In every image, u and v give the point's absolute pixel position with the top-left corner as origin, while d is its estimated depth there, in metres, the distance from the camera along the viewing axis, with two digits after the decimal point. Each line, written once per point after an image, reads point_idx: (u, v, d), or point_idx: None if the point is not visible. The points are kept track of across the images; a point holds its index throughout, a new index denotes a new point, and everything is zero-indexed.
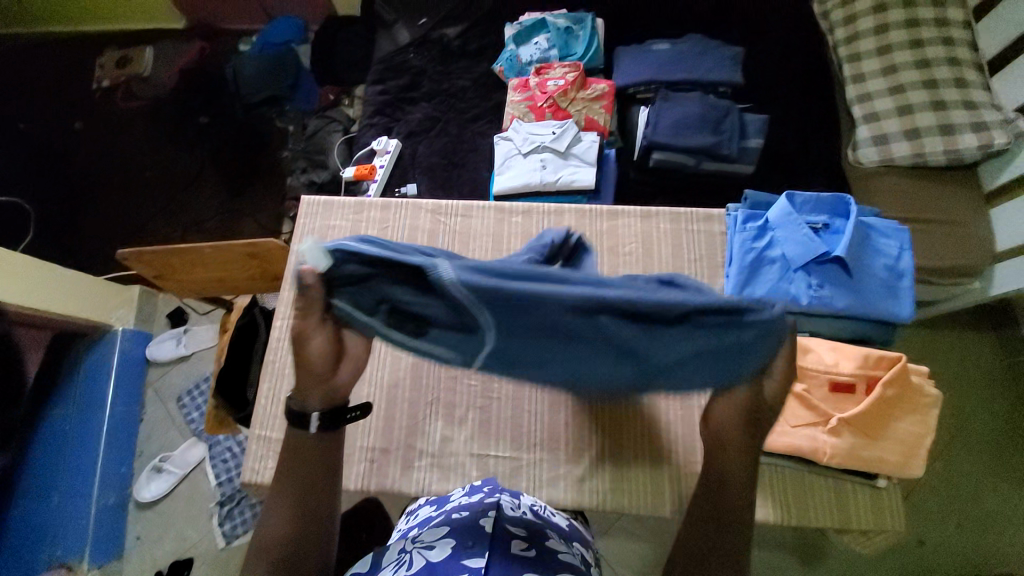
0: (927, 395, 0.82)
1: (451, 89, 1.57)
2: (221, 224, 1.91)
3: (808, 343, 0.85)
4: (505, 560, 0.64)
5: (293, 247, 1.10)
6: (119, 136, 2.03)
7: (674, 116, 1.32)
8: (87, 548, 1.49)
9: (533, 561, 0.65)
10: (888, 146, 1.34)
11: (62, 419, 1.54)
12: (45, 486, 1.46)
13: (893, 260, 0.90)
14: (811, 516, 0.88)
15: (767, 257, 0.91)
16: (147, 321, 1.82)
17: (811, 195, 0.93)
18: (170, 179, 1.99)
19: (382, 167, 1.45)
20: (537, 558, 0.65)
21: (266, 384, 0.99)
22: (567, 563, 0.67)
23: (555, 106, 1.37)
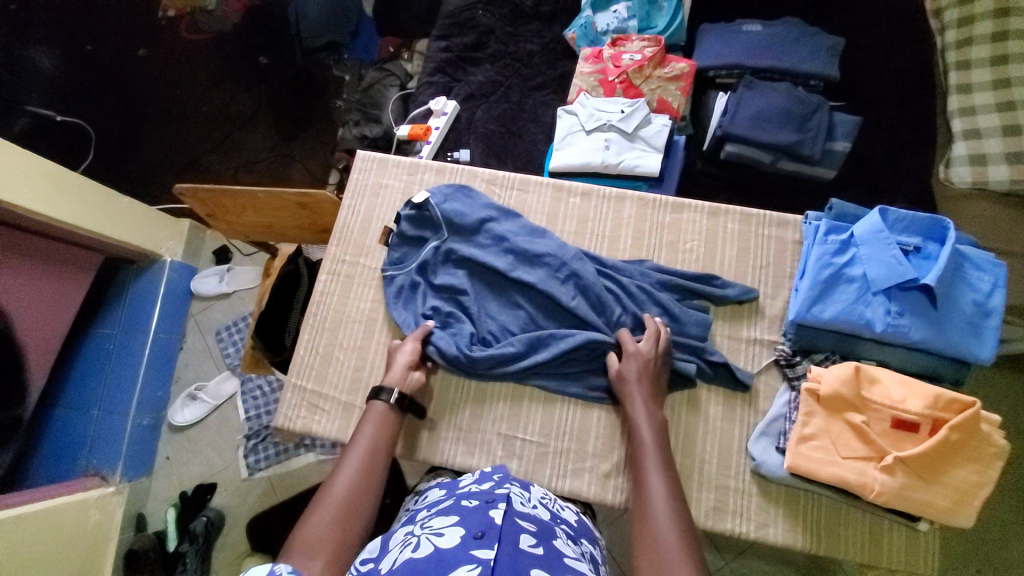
0: (993, 446, 0.75)
1: (517, 53, 1.49)
2: (272, 167, 1.94)
3: (875, 373, 0.79)
4: (513, 552, 0.62)
5: (346, 201, 1.09)
6: (182, 67, 2.05)
7: (756, 107, 1.22)
8: (121, 463, 1.60)
9: (541, 559, 0.62)
10: (985, 168, 1.19)
11: (107, 338, 1.67)
12: (85, 401, 1.63)
13: (984, 297, 0.81)
14: (840, 548, 0.84)
15: (845, 274, 0.84)
16: (194, 254, 1.88)
17: (907, 213, 0.84)
18: (227, 116, 2.00)
19: (437, 128, 1.41)
20: (547, 557, 0.63)
21: (306, 335, 1.00)
22: (574, 566, 0.64)
23: (627, 82, 1.29)
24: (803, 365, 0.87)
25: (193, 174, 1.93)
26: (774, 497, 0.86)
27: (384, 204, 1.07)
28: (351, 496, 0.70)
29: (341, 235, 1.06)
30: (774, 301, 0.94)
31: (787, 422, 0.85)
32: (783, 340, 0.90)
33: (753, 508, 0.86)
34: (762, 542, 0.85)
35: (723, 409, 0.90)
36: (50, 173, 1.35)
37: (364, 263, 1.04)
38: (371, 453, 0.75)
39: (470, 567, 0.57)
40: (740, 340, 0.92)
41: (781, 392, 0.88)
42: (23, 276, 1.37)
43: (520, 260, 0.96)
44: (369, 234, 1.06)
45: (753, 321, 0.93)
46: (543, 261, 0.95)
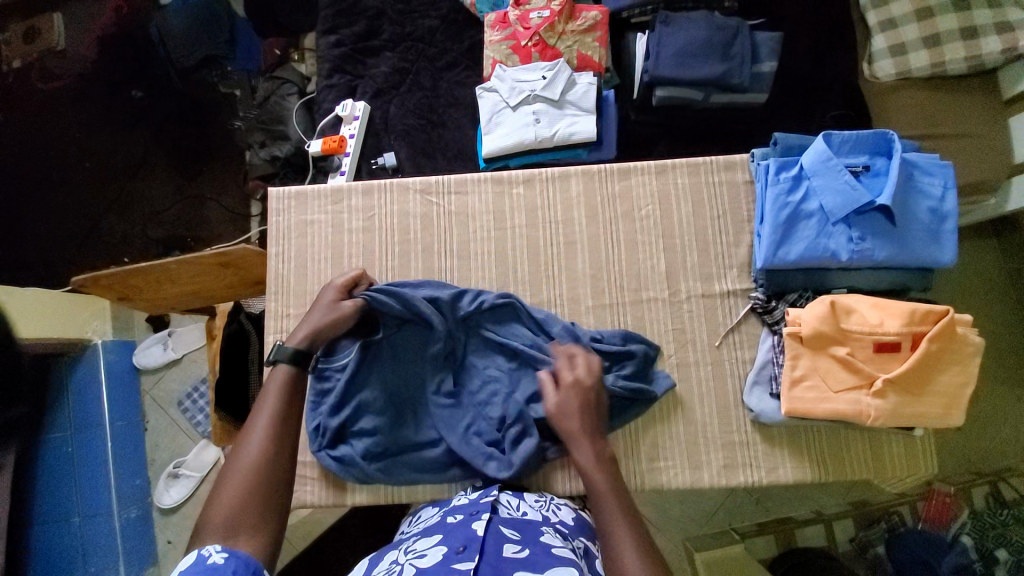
0: (970, 345, 0.77)
1: (417, 32, 1.35)
2: (184, 213, 1.76)
3: (850, 302, 0.79)
4: (495, 560, 0.64)
5: (272, 250, 0.98)
6: (46, 124, 1.78)
7: (678, 43, 1.16)
8: (121, 563, 1.51)
9: (524, 560, 0.64)
10: (906, 56, 1.21)
11: (65, 442, 1.49)
12: (63, 510, 1.47)
13: (937, 202, 0.81)
14: (847, 470, 0.87)
15: (803, 210, 0.82)
16: (127, 328, 1.71)
17: (850, 133, 0.82)
18: (116, 169, 1.78)
19: (351, 136, 1.28)
20: (531, 557, 0.65)
21: None
22: (561, 557, 0.66)
23: (541, 44, 1.20)
24: (779, 309, 0.86)
25: (98, 242, 1.73)
26: (777, 439, 0.88)
27: (315, 244, 0.97)
28: (262, 456, 0.63)
29: (278, 289, 0.96)
30: (738, 248, 0.92)
31: (776, 366, 0.85)
32: (756, 287, 0.89)
33: (761, 455, 0.87)
34: (776, 484, 0.87)
35: (713, 369, 0.89)
36: None
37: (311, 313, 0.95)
38: (278, 408, 0.68)
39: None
40: (715, 296, 0.91)
41: (764, 337, 0.88)
42: None
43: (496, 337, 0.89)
44: (308, 279, 0.96)
45: (722, 274, 0.92)
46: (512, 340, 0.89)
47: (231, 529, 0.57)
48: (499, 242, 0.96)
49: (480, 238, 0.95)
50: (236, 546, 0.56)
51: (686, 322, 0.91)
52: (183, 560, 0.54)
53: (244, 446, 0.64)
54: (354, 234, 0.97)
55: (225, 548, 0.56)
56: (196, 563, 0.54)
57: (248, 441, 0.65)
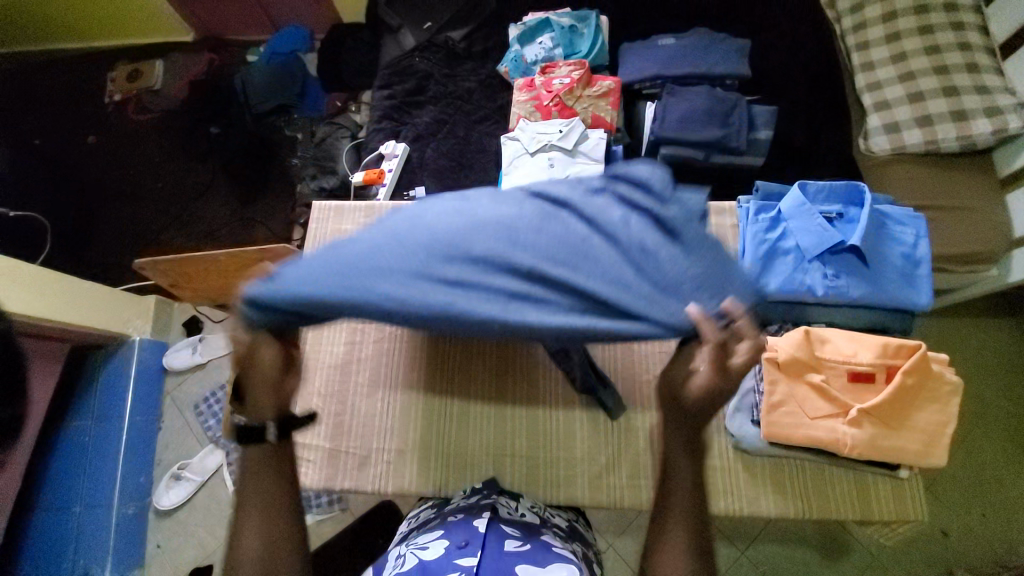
0: (948, 383, 0.80)
1: (458, 92, 1.58)
2: (233, 231, 1.96)
3: (825, 333, 0.84)
4: (498, 556, 0.67)
5: (306, 251, 1.11)
6: (133, 148, 2.08)
7: (681, 110, 1.31)
8: (110, 558, 1.53)
9: (526, 555, 0.68)
10: (899, 134, 1.32)
11: (84, 430, 1.60)
12: (65, 499, 1.53)
13: (909, 248, 0.88)
14: (831, 508, 0.87)
15: (781, 248, 0.90)
16: (163, 330, 1.85)
17: (825, 183, 0.92)
18: (183, 190, 2.03)
19: (390, 170, 1.46)
20: (532, 552, 0.68)
21: (282, 388, 1.00)
22: (560, 556, 0.70)
23: (561, 104, 1.38)
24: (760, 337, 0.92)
25: (154, 250, 1.93)
26: (759, 470, 0.88)
27: None
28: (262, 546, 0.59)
29: None
30: None
31: (757, 394, 0.89)
32: None
33: (742, 483, 0.88)
34: (757, 516, 0.87)
35: None
36: (10, 269, 1.34)
37: None
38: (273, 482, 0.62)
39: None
40: None
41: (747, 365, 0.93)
42: None
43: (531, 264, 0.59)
44: None
45: None
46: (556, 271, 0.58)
47: None
48: None
49: None
50: None
51: (672, 346, 0.97)
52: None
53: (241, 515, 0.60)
54: None
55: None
56: None
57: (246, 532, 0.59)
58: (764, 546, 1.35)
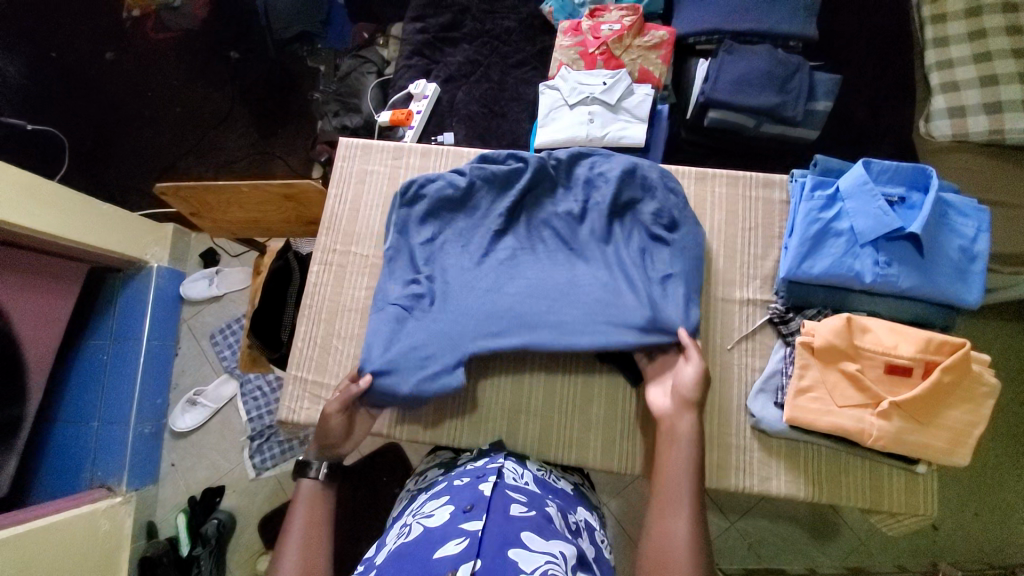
0: (985, 385, 0.77)
1: (495, 31, 1.47)
2: (253, 165, 1.92)
3: (867, 322, 0.80)
4: (502, 519, 0.67)
5: (331, 190, 1.07)
6: (151, 68, 2.00)
7: (737, 71, 1.21)
8: (125, 473, 1.60)
9: (532, 523, 0.68)
10: (964, 120, 1.22)
11: (101, 349, 1.64)
12: (84, 414, 1.60)
13: (968, 242, 0.83)
14: (842, 496, 0.87)
15: (832, 229, 0.85)
16: (181, 259, 1.86)
17: (890, 163, 0.85)
18: (202, 117, 1.97)
19: (418, 112, 1.39)
20: (535, 520, 0.69)
21: (303, 327, 1.00)
22: (562, 531, 0.69)
23: (607, 54, 1.28)
24: (796, 321, 0.89)
25: (173, 177, 1.90)
26: (774, 452, 0.88)
27: (370, 191, 1.06)
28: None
29: (329, 225, 1.05)
30: (765, 261, 0.96)
31: (784, 377, 0.87)
32: (776, 299, 0.92)
33: (756, 463, 0.88)
34: (766, 495, 0.87)
35: (721, 371, 0.91)
36: (27, 184, 1.31)
37: (355, 251, 1.03)
38: (312, 520, 0.74)
39: (459, 541, 0.62)
40: (735, 302, 0.94)
41: (777, 348, 0.90)
42: (24, 287, 1.38)
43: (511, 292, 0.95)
44: (358, 222, 1.05)
45: (745, 282, 0.95)
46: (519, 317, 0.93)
47: None
48: None
49: None
50: None
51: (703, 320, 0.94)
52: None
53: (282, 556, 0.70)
54: None
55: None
56: None
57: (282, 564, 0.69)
58: (754, 520, 1.39)
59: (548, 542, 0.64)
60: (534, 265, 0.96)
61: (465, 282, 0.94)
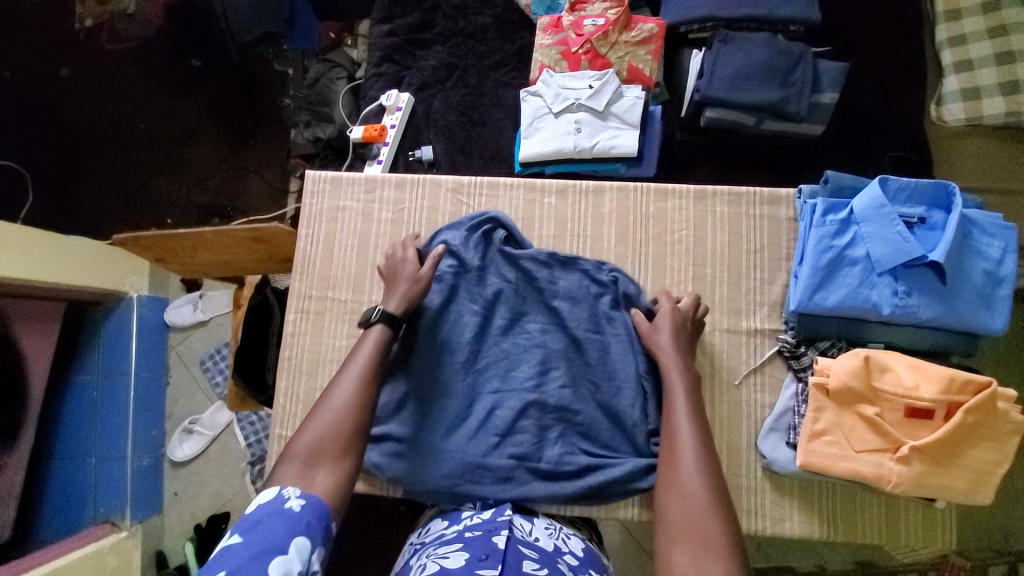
0: (1010, 422, 0.71)
1: (470, 29, 1.35)
2: (227, 182, 1.82)
3: (886, 360, 0.74)
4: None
5: (301, 231, 0.99)
6: (111, 84, 1.87)
7: (735, 64, 1.11)
8: (128, 506, 1.53)
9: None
10: (980, 101, 1.12)
11: (89, 386, 1.55)
12: (80, 450, 1.52)
13: (994, 264, 0.76)
14: (857, 532, 0.82)
15: (847, 256, 0.78)
16: (161, 285, 1.73)
17: (910, 181, 0.78)
18: (168, 133, 1.85)
19: (392, 127, 1.28)
20: None
21: (283, 383, 0.94)
22: None
23: (592, 52, 1.19)
24: (808, 356, 0.82)
25: (146, 200, 1.81)
26: (787, 491, 0.83)
27: (343, 229, 0.98)
28: (352, 400, 0.69)
29: (302, 269, 0.97)
30: (772, 286, 0.89)
31: (796, 415, 0.81)
32: (786, 330, 0.86)
33: (767, 504, 0.83)
34: (780, 536, 0.83)
35: (728, 409, 0.86)
36: None
37: (331, 298, 0.96)
38: (371, 361, 0.72)
39: None
40: (741, 333, 0.87)
41: (788, 383, 0.84)
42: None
43: (490, 378, 0.85)
44: (332, 264, 0.97)
45: (751, 311, 0.88)
46: (502, 406, 0.84)
47: (311, 472, 0.62)
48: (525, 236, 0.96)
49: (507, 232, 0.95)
50: (309, 494, 0.59)
51: (707, 355, 0.88)
52: (264, 495, 0.58)
53: (336, 390, 0.70)
54: (382, 225, 0.98)
55: (301, 493, 0.59)
56: (274, 501, 0.58)
57: (333, 398, 0.69)
58: None
59: None
60: (524, 366, 0.85)
61: (448, 383, 0.85)
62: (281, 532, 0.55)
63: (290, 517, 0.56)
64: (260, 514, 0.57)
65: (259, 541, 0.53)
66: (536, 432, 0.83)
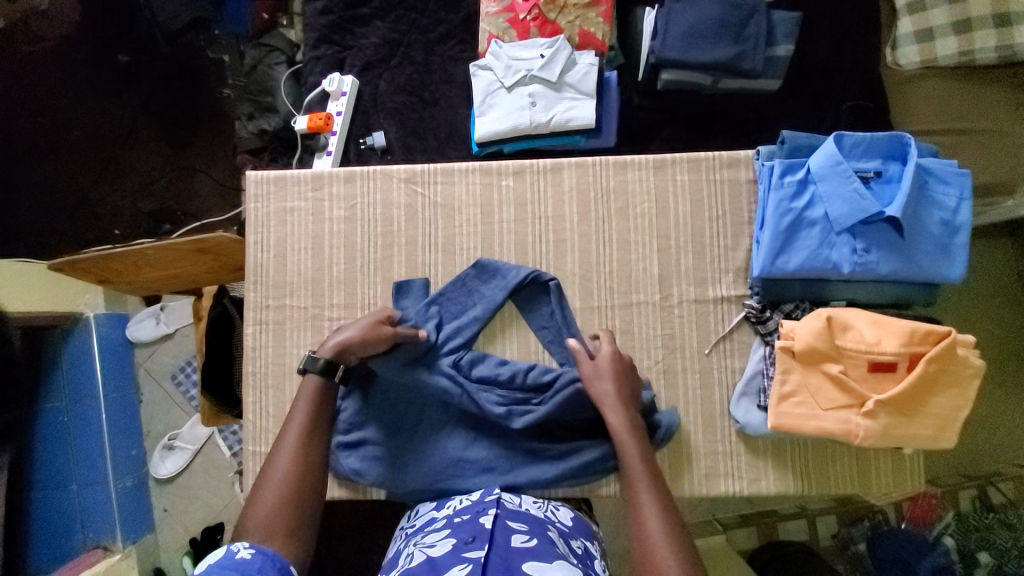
0: (970, 366, 0.74)
1: (410, 0, 1.26)
2: (173, 185, 1.72)
3: (848, 318, 0.75)
4: (505, 552, 0.64)
5: (250, 237, 0.95)
6: (30, 89, 1.71)
7: (687, 21, 1.06)
8: (118, 527, 1.51)
9: (533, 552, 0.65)
10: (933, 44, 1.10)
11: (60, 412, 1.46)
12: (60, 478, 1.44)
13: (950, 213, 0.76)
14: (830, 483, 0.86)
15: (806, 218, 0.78)
16: (119, 300, 1.66)
17: (864, 135, 0.78)
18: (102, 138, 1.72)
19: (338, 114, 1.21)
20: (539, 549, 0.65)
21: (250, 398, 0.91)
22: (566, 557, 0.65)
23: (541, 18, 1.12)
24: (773, 319, 0.83)
25: (88, 212, 1.70)
26: (761, 451, 0.86)
27: (294, 232, 0.94)
28: (293, 467, 0.68)
29: (256, 278, 0.93)
30: (736, 252, 0.88)
31: (765, 378, 0.83)
32: (751, 295, 0.86)
33: (743, 466, 0.86)
34: (757, 495, 0.86)
35: (700, 378, 0.86)
36: None
37: (290, 305, 0.92)
38: (309, 420, 0.71)
39: (462, 567, 0.61)
40: (709, 302, 0.87)
41: (755, 347, 0.85)
42: None
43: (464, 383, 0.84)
44: (287, 270, 0.93)
45: (717, 279, 0.88)
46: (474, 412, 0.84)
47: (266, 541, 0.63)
48: (485, 220, 0.93)
49: (467, 219, 0.92)
50: (261, 546, 0.61)
51: (677, 328, 0.88)
52: (212, 555, 0.58)
53: (275, 460, 0.69)
54: (335, 224, 0.94)
55: (252, 545, 0.60)
56: (224, 558, 0.58)
57: (268, 473, 0.68)
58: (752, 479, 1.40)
59: (550, 568, 0.61)
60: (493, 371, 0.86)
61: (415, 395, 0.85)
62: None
63: (242, 566, 0.57)
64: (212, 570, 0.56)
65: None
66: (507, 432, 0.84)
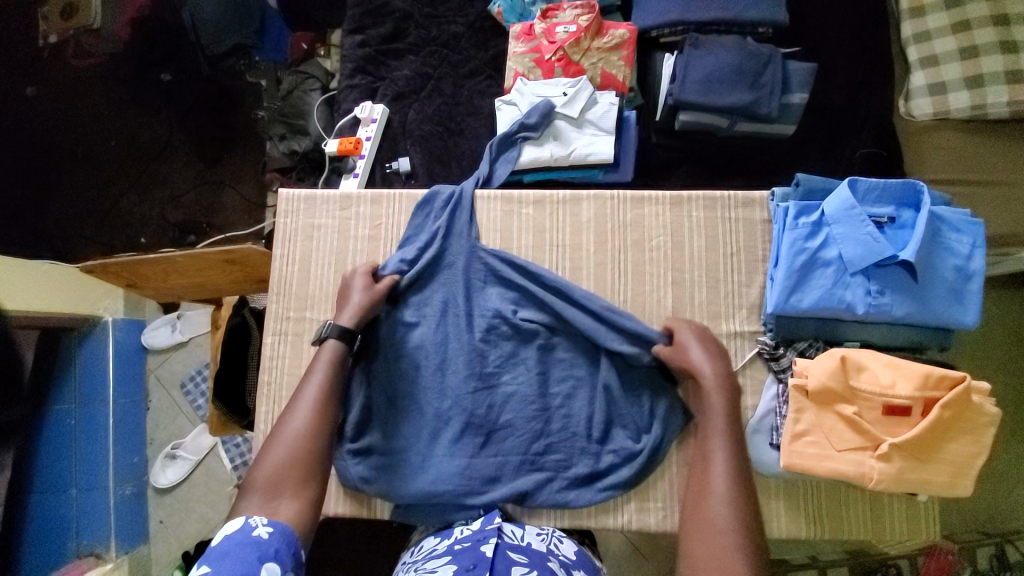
0: (986, 415, 0.73)
1: (442, 38, 1.34)
2: (201, 198, 1.78)
3: (862, 359, 0.76)
4: None
5: (276, 251, 0.98)
6: (77, 101, 1.80)
7: (706, 68, 1.12)
8: (113, 536, 1.49)
9: None
10: (946, 96, 1.12)
11: (68, 415, 1.47)
12: (60, 483, 1.44)
13: (964, 260, 0.77)
14: (842, 529, 0.84)
15: (820, 258, 0.79)
16: (138, 306, 1.68)
17: (878, 181, 0.80)
18: (140, 151, 1.81)
19: (367, 139, 1.27)
20: None
21: (263, 409, 0.92)
22: None
23: (565, 60, 1.18)
24: (787, 356, 0.83)
25: (119, 220, 1.76)
26: (772, 492, 0.84)
27: (319, 247, 0.97)
28: (308, 425, 0.72)
29: (278, 290, 0.96)
30: (750, 289, 0.90)
31: (778, 416, 0.82)
32: (764, 331, 0.87)
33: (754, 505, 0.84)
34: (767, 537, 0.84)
35: None
36: None
37: (309, 318, 0.94)
38: (324, 387, 0.75)
39: None
40: (722, 337, 0.88)
41: (768, 384, 0.85)
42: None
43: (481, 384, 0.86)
44: (309, 283, 0.96)
45: (730, 315, 0.89)
46: (486, 413, 0.85)
47: (274, 501, 0.65)
48: (504, 244, 0.95)
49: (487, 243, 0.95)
50: (277, 517, 0.64)
51: None
52: (230, 527, 0.60)
53: (291, 416, 0.73)
54: (359, 241, 0.97)
55: (268, 522, 0.62)
56: (242, 531, 0.60)
57: (281, 435, 0.71)
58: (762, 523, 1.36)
59: None
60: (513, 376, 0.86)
61: (426, 393, 0.86)
62: (250, 559, 0.57)
63: (258, 546, 0.59)
64: (229, 544, 0.59)
65: (230, 568, 0.55)
66: (517, 437, 0.84)
